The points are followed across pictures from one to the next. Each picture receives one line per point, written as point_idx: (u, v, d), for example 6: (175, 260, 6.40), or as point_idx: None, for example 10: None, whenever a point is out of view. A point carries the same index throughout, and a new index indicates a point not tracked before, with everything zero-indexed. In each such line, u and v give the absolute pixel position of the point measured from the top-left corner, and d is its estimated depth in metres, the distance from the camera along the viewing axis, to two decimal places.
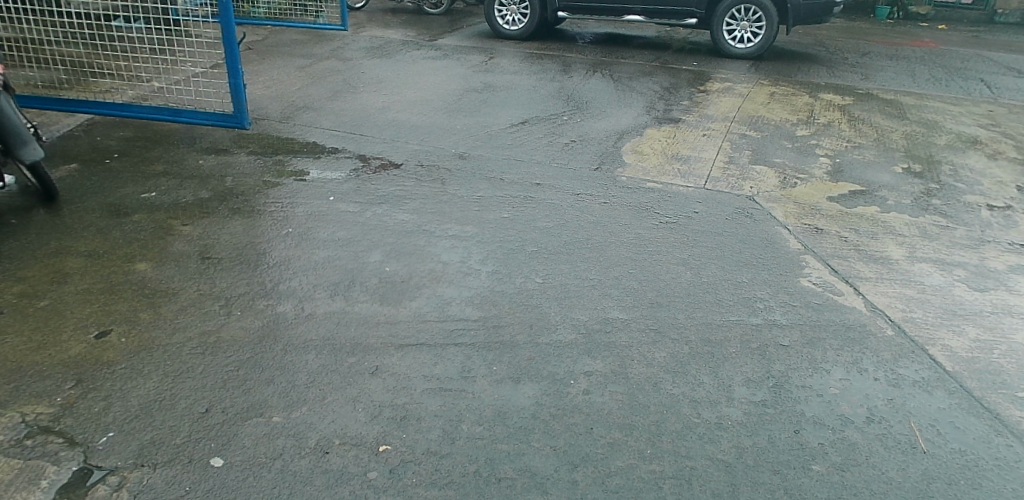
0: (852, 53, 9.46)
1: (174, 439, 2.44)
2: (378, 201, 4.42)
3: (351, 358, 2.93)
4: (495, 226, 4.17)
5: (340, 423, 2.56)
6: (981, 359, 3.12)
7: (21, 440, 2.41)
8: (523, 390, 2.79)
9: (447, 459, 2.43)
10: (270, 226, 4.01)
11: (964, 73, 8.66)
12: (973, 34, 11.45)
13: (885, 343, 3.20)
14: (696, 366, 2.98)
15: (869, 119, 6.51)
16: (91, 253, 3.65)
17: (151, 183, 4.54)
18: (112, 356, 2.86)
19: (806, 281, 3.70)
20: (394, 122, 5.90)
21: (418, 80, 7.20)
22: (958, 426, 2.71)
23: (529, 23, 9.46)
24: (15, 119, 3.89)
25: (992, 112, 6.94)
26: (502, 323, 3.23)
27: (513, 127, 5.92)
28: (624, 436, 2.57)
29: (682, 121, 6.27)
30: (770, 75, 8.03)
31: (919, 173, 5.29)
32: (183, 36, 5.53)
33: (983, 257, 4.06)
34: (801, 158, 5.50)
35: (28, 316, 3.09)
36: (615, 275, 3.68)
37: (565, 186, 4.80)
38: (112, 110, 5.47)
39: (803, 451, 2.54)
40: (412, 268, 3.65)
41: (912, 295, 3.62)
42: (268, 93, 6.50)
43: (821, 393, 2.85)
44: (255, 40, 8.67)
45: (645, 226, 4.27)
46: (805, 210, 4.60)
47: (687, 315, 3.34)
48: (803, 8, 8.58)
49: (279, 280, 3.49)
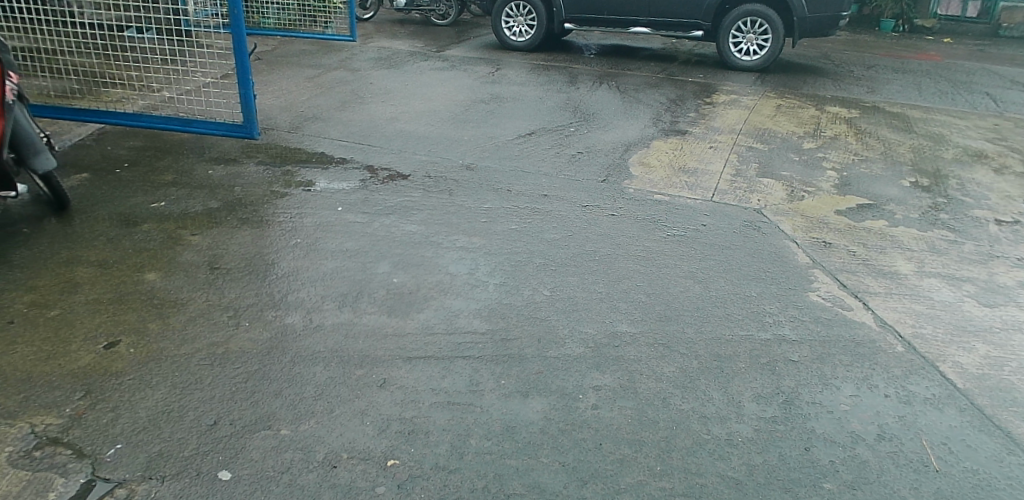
0: (858, 66, 9.46)
1: (182, 452, 2.43)
2: (386, 212, 4.42)
3: (360, 370, 2.92)
4: (503, 237, 4.17)
5: (348, 437, 2.55)
6: (992, 377, 3.09)
7: (30, 451, 2.40)
8: (532, 405, 2.78)
9: (456, 474, 2.41)
10: (279, 237, 4.02)
11: (969, 86, 8.65)
12: (978, 47, 11.45)
13: (895, 359, 3.18)
14: (705, 381, 2.97)
15: (876, 133, 6.50)
16: (101, 263, 3.65)
17: (161, 192, 4.55)
18: (121, 367, 2.85)
19: (815, 296, 3.69)
20: (402, 133, 5.92)
21: (426, 91, 7.23)
22: (970, 444, 2.68)
23: (536, 35, 9.51)
24: (29, 129, 3.91)
25: (998, 126, 6.93)
26: (510, 336, 3.22)
27: (520, 139, 5.93)
28: (634, 452, 2.55)
29: (689, 133, 6.28)
30: (776, 88, 8.04)
31: (926, 186, 5.28)
32: (194, 47, 5.54)
33: (992, 273, 4.04)
34: (809, 171, 5.49)
35: (38, 326, 3.09)
36: (623, 288, 3.67)
37: (573, 197, 4.79)
38: (123, 120, 5.53)
39: (814, 469, 2.52)
40: (420, 280, 3.65)
41: (921, 310, 3.61)
42: (276, 104, 6.53)
43: (831, 410, 2.83)
44: (264, 50, 8.72)
45: (653, 238, 4.26)
46: (812, 223, 4.59)
47: (695, 330, 3.33)
48: (810, 21, 8.51)
49: (288, 291, 3.48)
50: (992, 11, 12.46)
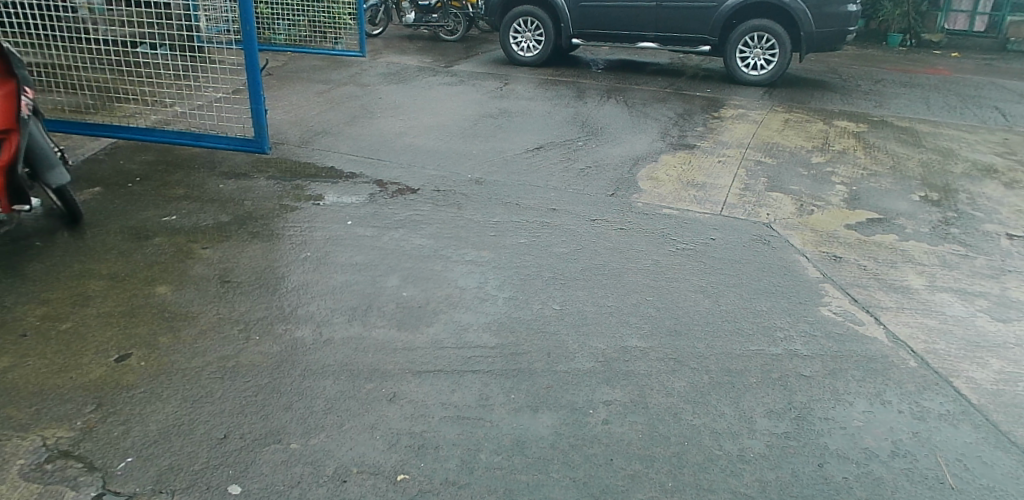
0: (866, 81, 9.46)
1: (193, 466, 2.43)
2: (395, 226, 4.43)
3: (369, 384, 2.92)
4: (511, 251, 4.17)
5: (358, 451, 2.55)
6: (1007, 393, 3.06)
7: (41, 464, 2.40)
8: (542, 420, 2.77)
9: (466, 489, 2.40)
10: (289, 251, 4.03)
11: (978, 101, 8.64)
12: (986, 61, 11.47)
13: (909, 375, 3.16)
14: (716, 397, 2.95)
15: (885, 147, 6.49)
16: (112, 276, 3.67)
17: (173, 206, 4.58)
18: (131, 380, 2.86)
19: (825, 310, 3.67)
20: (411, 147, 5.94)
21: (435, 105, 7.27)
22: (985, 461, 2.65)
23: (544, 50, 9.58)
24: (43, 143, 3.94)
25: (1008, 140, 6.90)
26: (520, 350, 3.21)
27: (528, 153, 5.94)
28: (645, 468, 2.54)
29: (696, 147, 6.28)
30: (784, 102, 8.04)
31: (936, 201, 5.26)
32: (206, 63, 5.56)
33: (1005, 287, 4.02)
34: (818, 185, 5.48)
35: (50, 338, 3.11)
36: (632, 302, 3.66)
37: (581, 211, 4.80)
38: (135, 134, 5.60)
39: (827, 485, 2.49)
40: (429, 294, 3.66)
41: (934, 325, 3.59)
42: (287, 119, 6.57)
43: (843, 426, 2.80)
44: (274, 66, 8.79)
45: (663, 252, 4.26)
46: (822, 237, 4.58)
47: (706, 345, 3.31)
48: (817, 36, 8.51)
49: (298, 304, 3.49)
50: (1000, 26, 12.47)
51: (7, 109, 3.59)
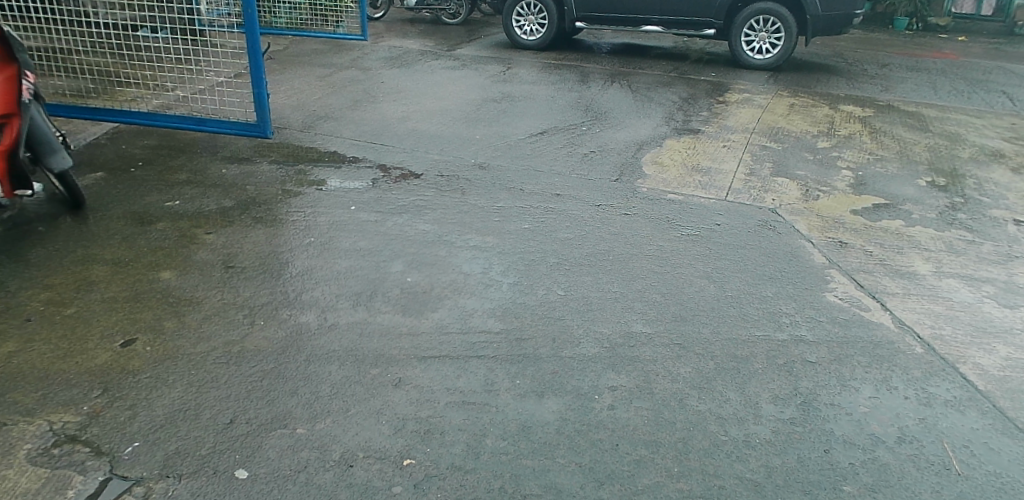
0: (873, 65, 9.38)
1: (199, 451, 2.43)
2: (398, 211, 4.42)
3: (374, 369, 2.92)
4: (515, 236, 4.16)
5: (363, 436, 2.55)
6: (1014, 379, 3.05)
7: (49, 449, 2.41)
8: (548, 405, 2.77)
9: (472, 474, 2.40)
10: (293, 236, 4.02)
11: (986, 85, 8.56)
12: (993, 46, 11.35)
13: (915, 360, 3.14)
14: (721, 382, 2.94)
15: (891, 132, 6.44)
16: (116, 261, 3.67)
17: (176, 191, 4.57)
18: (136, 364, 2.86)
19: (831, 296, 3.65)
20: (414, 132, 5.91)
21: (439, 90, 7.22)
22: (992, 447, 2.65)
23: (547, 33, 9.50)
24: (43, 127, 3.91)
25: (1015, 125, 6.85)
26: (525, 336, 3.20)
27: (532, 137, 5.91)
28: (650, 453, 2.54)
29: (701, 132, 6.24)
30: (790, 86, 7.98)
31: (943, 186, 5.22)
32: (207, 47, 5.51)
33: (1011, 273, 4.00)
34: (824, 171, 5.44)
35: (55, 323, 3.11)
36: (637, 288, 3.65)
37: (585, 196, 4.78)
38: (136, 118, 5.56)
39: (833, 471, 2.49)
40: (433, 279, 3.65)
41: (940, 311, 3.57)
42: (289, 103, 6.53)
43: (850, 412, 2.80)
44: (275, 49, 8.73)
45: (668, 237, 4.24)
46: (827, 223, 4.55)
47: (711, 330, 3.30)
48: (824, 19, 8.43)
49: (301, 290, 3.49)
50: (1007, 10, 12.32)
51: (7, 94, 3.56)
